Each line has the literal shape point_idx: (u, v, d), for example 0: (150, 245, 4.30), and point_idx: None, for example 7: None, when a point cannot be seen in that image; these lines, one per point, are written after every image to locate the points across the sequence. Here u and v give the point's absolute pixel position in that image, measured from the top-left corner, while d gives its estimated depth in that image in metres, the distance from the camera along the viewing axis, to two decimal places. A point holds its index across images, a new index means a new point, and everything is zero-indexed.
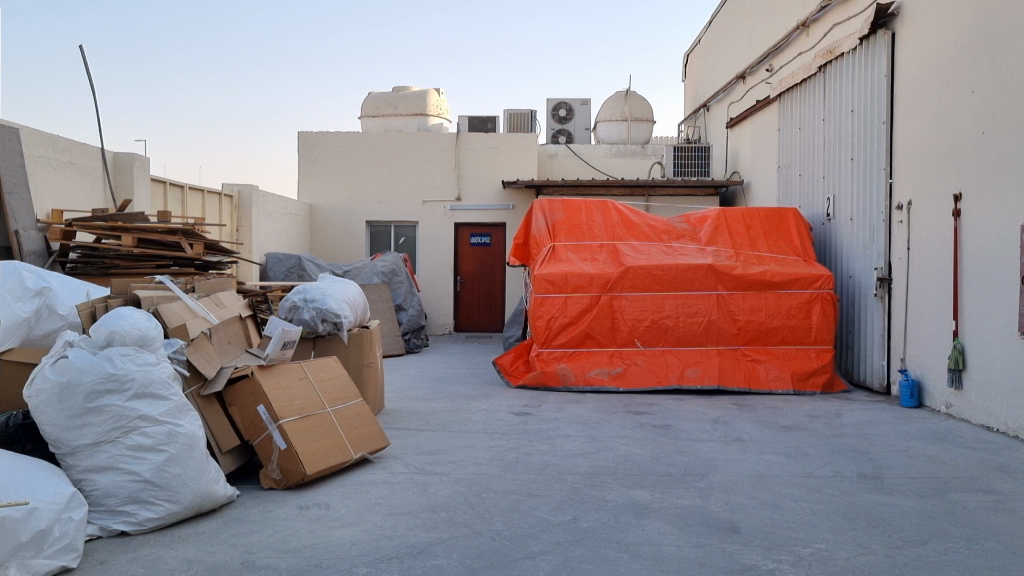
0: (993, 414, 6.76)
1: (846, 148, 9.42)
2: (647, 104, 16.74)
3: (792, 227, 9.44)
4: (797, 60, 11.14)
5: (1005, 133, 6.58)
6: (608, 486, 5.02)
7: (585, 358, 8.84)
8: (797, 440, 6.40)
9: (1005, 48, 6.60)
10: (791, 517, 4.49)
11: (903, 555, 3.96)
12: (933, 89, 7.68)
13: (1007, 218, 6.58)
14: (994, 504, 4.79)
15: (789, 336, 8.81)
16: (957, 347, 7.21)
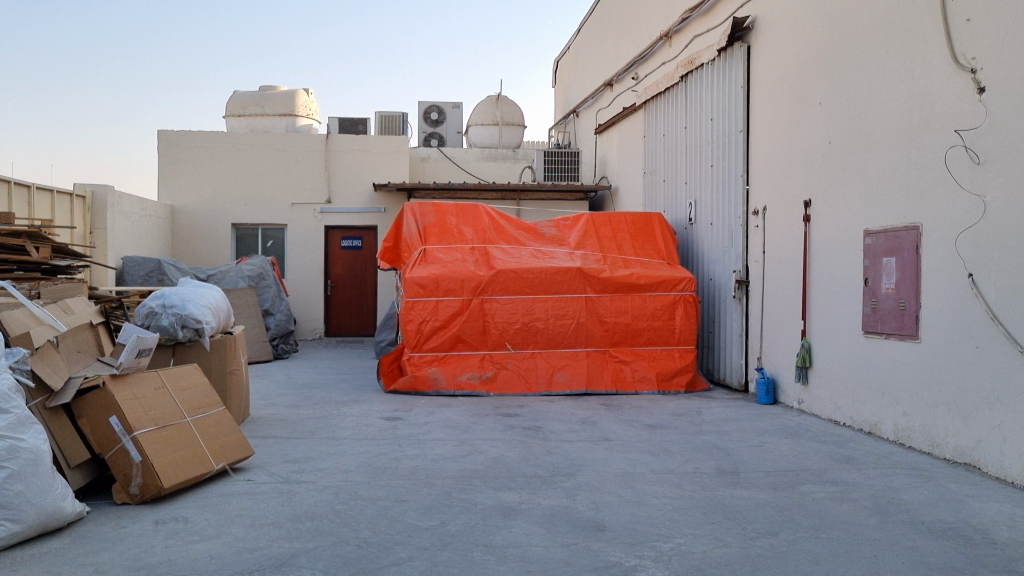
0: (840, 408, 7.18)
1: (706, 155, 9.80)
2: (517, 109, 16.92)
3: (656, 230, 9.76)
4: (660, 69, 11.49)
5: (851, 144, 6.98)
6: (477, 489, 5.04)
7: (456, 362, 8.84)
8: (660, 438, 6.60)
9: (850, 64, 7.01)
10: (653, 514, 4.62)
11: (757, 546, 4.14)
12: (786, 101, 8.09)
13: (851, 225, 7.00)
14: (839, 494, 5.07)
15: (654, 337, 9.09)
16: (805, 346, 7.64)
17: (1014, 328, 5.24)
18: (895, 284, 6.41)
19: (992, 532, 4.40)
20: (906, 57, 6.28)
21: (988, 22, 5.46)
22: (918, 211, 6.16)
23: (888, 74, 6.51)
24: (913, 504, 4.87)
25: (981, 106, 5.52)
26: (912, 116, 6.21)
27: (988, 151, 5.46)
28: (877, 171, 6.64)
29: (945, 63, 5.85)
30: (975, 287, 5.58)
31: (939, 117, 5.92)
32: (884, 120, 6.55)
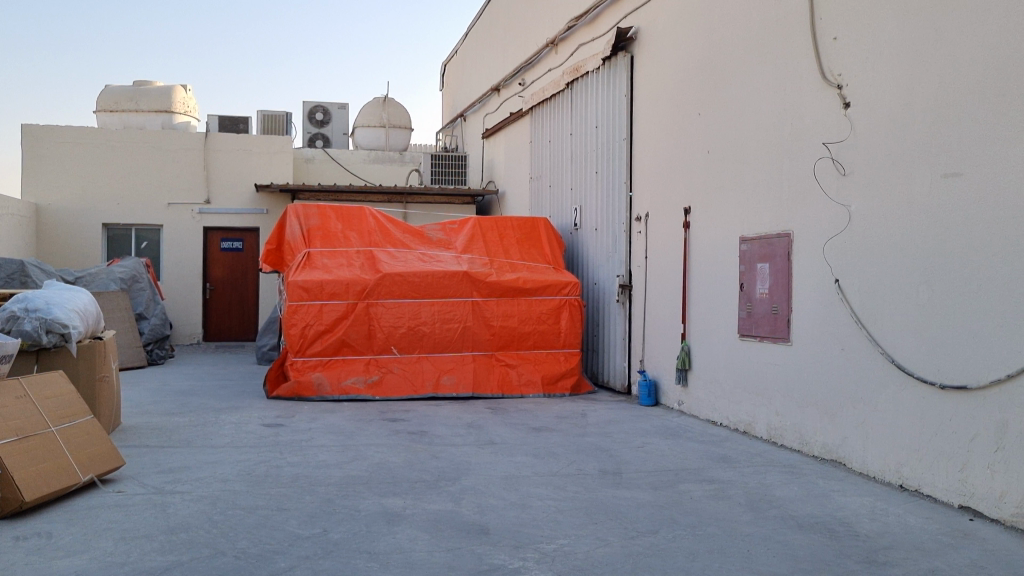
0: (718, 409, 7.42)
1: (591, 161, 9.98)
2: (404, 112, 16.83)
3: (543, 235, 9.86)
4: (546, 76, 11.64)
5: (728, 154, 7.24)
6: (361, 495, 4.97)
7: (341, 366, 8.70)
8: (545, 441, 6.67)
9: (727, 77, 7.27)
10: (537, 516, 4.66)
11: (637, 544, 4.23)
12: (667, 112, 8.32)
13: (728, 232, 7.25)
14: (716, 492, 5.25)
15: (540, 340, 9.18)
16: (685, 349, 7.86)
17: (875, 330, 5.54)
18: (768, 289, 6.67)
19: (856, 525, 4.64)
20: (779, 72, 6.56)
21: (853, 41, 5.76)
22: (789, 219, 6.43)
23: (761, 87, 6.79)
24: (784, 500, 5.08)
25: (847, 120, 5.82)
26: (784, 128, 6.49)
27: (852, 163, 5.76)
28: (752, 180, 6.90)
29: (814, 78, 6.14)
30: (841, 292, 5.87)
31: (809, 130, 6.20)
32: (758, 131, 6.82)
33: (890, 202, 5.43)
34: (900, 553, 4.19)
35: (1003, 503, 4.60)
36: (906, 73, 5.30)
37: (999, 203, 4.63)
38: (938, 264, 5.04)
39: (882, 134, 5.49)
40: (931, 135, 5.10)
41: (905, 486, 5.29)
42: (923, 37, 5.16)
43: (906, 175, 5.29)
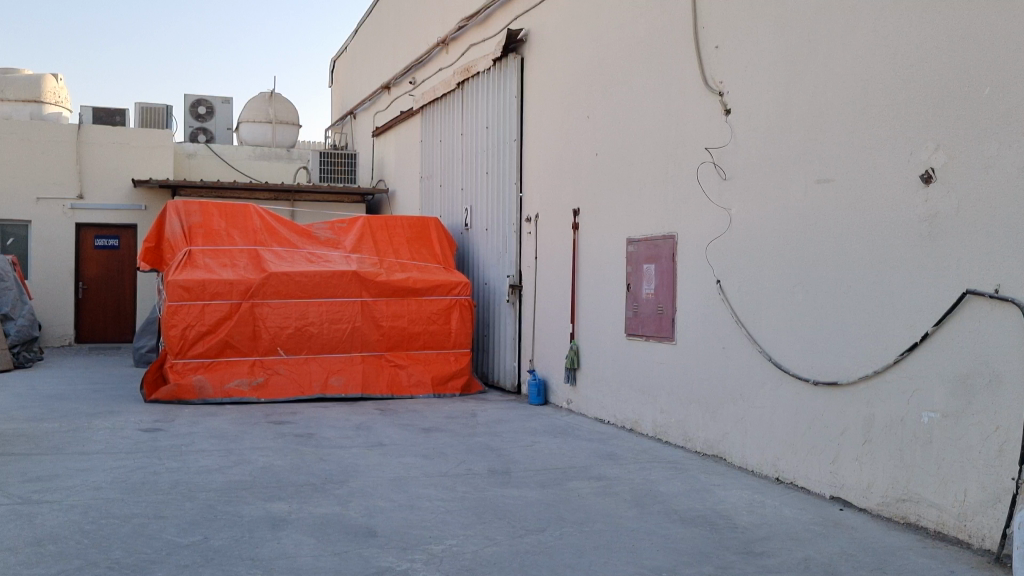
0: (605, 407, 7.55)
1: (482, 161, 10.01)
2: (292, 107, 16.49)
3: (433, 235, 9.82)
4: (437, 76, 11.61)
5: (616, 156, 7.38)
6: (244, 501, 4.83)
7: (224, 368, 8.45)
8: (434, 442, 6.64)
9: (615, 81, 7.41)
10: (426, 517, 4.64)
11: (525, 543, 4.26)
12: (556, 113, 8.42)
13: (615, 233, 7.40)
14: (602, 489, 5.34)
15: (431, 340, 9.14)
16: (573, 348, 7.97)
17: (754, 329, 5.75)
18: (654, 290, 6.83)
19: (735, 517, 4.80)
20: (664, 78, 6.72)
21: (734, 50, 5.96)
22: (674, 221, 6.60)
23: (647, 93, 6.95)
24: (668, 495, 5.21)
25: (727, 126, 6.02)
26: (669, 132, 6.66)
27: (733, 168, 5.96)
28: (639, 183, 7.06)
29: (697, 85, 6.33)
30: (722, 293, 6.06)
31: (692, 135, 6.39)
32: (644, 135, 6.98)
33: (767, 206, 5.64)
34: (776, 544, 4.35)
35: (870, 492, 4.86)
36: (782, 83, 5.52)
37: (868, 208, 4.87)
38: (812, 266, 5.28)
39: (760, 141, 5.71)
40: (805, 142, 5.33)
41: (781, 479, 5.51)
42: (798, 49, 5.38)
43: (782, 180, 5.51)
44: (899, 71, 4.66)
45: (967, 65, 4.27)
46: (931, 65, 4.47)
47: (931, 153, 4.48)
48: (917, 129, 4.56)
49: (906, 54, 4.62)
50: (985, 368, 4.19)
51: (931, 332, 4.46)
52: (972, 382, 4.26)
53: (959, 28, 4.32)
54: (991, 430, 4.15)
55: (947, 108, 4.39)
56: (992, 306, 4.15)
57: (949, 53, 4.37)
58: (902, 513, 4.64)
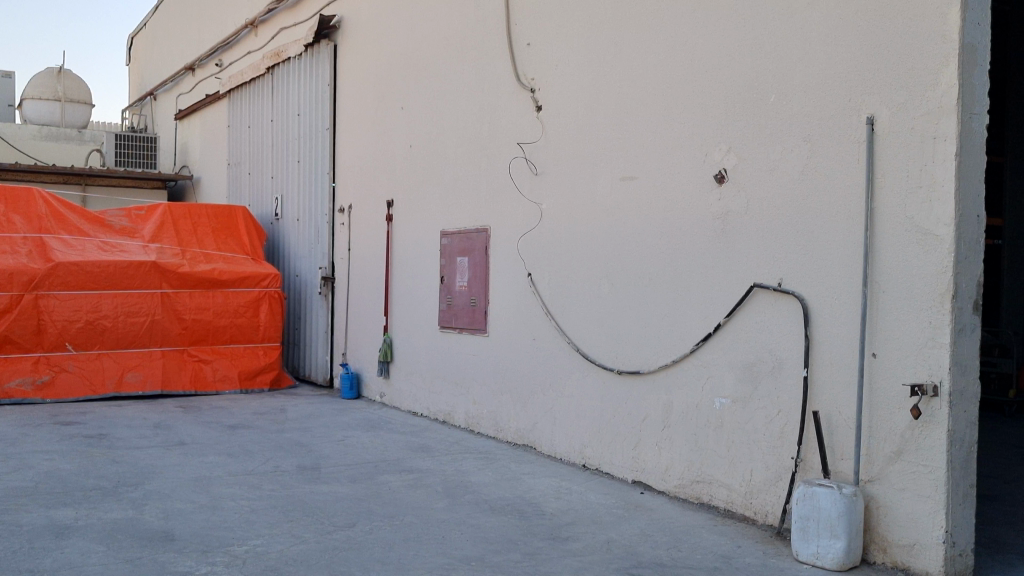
0: (418, 400, 7.55)
1: (293, 150, 9.73)
2: (83, 86, 15.37)
3: (241, 224, 9.42)
4: (245, 59, 11.16)
5: (430, 148, 7.38)
6: (24, 509, 4.46)
7: (3, 366, 7.77)
8: (240, 439, 6.40)
9: (428, 73, 7.40)
10: (229, 517, 4.46)
11: (333, 539, 4.18)
12: (369, 103, 8.31)
13: (429, 225, 7.40)
14: (413, 481, 5.33)
15: (237, 334, 8.81)
16: (387, 341, 7.90)
17: (562, 321, 5.91)
18: (467, 282, 6.88)
19: (542, 504, 4.92)
20: (478, 72, 6.78)
21: (544, 48, 6.10)
22: (486, 215, 6.68)
23: (461, 87, 6.99)
24: (478, 485, 5.27)
25: (538, 122, 6.15)
26: (482, 127, 6.73)
27: (543, 163, 6.10)
28: (452, 176, 7.08)
29: (509, 81, 6.42)
30: (533, 285, 6.19)
31: (505, 130, 6.48)
32: (458, 129, 7.02)
33: (575, 202, 5.82)
34: (580, 528, 4.50)
35: (668, 475, 5.12)
36: (590, 83, 5.70)
37: (667, 205, 5.12)
38: (616, 260, 5.49)
39: (569, 138, 5.87)
40: (610, 142, 5.53)
41: (587, 465, 5.71)
42: (605, 50, 5.58)
43: (590, 177, 5.70)
44: (697, 76, 4.93)
45: (756, 74, 4.58)
46: (725, 72, 4.76)
47: (723, 155, 4.77)
48: (712, 132, 4.84)
49: (703, 61, 4.89)
50: (770, 356, 4.52)
51: (723, 323, 4.76)
52: (758, 369, 4.58)
53: (749, 38, 4.62)
54: (774, 413, 4.48)
55: (737, 113, 4.69)
56: (776, 298, 4.47)
57: (740, 61, 4.67)
58: (697, 494, 4.92)
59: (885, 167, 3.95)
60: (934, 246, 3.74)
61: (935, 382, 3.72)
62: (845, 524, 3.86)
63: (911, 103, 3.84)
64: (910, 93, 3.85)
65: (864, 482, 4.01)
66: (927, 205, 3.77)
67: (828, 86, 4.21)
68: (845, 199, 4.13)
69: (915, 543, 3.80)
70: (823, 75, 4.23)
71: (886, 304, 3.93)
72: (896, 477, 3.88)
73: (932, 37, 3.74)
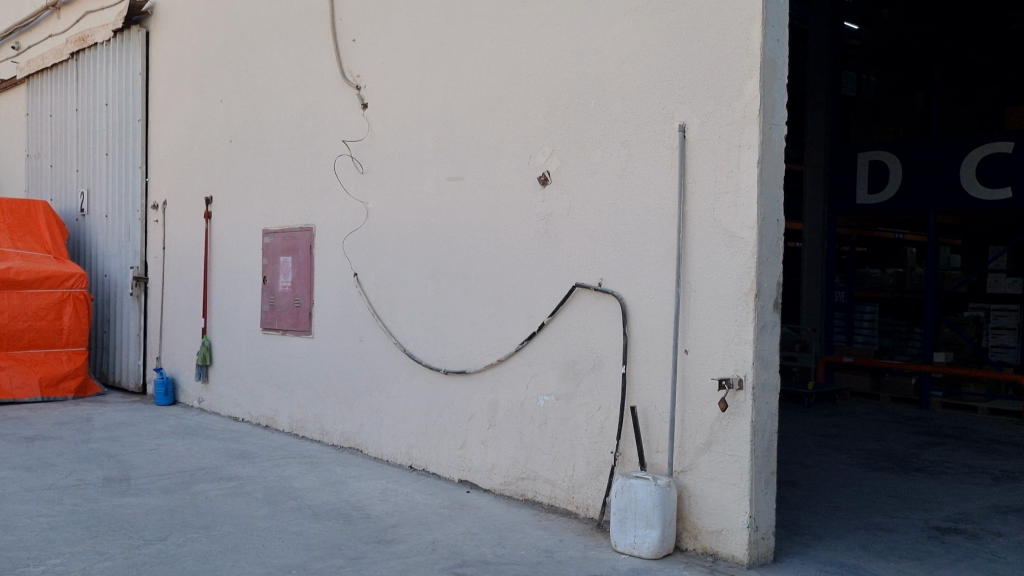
0: (239, 404, 7.28)
1: (101, 141, 9.14)
2: None
3: (41, 220, 8.76)
4: (46, 43, 10.39)
5: (250, 143, 7.13)
6: None
7: None
8: (39, 451, 5.94)
9: (249, 65, 7.15)
10: (24, 537, 4.12)
11: (143, 554, 3.96)
12: (186, 95, 7.93)
13: (250, 223, 7.14)
14: (232, 489, 5.12)
15: (37, 339, 8.19)
16: (205, 344, 7.56)
17: (389, 322, 5.86)
18: (291, 282, 6.69)
19: (368, 507, 4.85)
20: (301, 66, 6.61)
21: (369, 45, 6.02)
22: (311, 213, 6.52)
23: (284, 81, 6.79)
24: (301, 491, 5.13)
25: (364, 120, 6.06)
26: (306, 124, 6.57)
27: (369, 162, 6.02)
28: (275, 173, 6.87)
29: (334, 77, 6.30)
30: (359, 286, 6.10)
31: (330, 127, 6.35)
32: (280, 124, 6.82)
33: (401, 203, 5.78)
34: (405, 530, 4.48)
35: (494, 474, 5.17)
36: (416, 82, 5.68)
37: (492, 207, 5.18)
38: (442, 260, 5.49)
39: (395, 137, 5.82)
40: (437, 142, 5.53)
41: (415, 466, 5.69)
42: (430, 49, 5.57)
43: (416, 176, 5.67)
44: (520, 79, 5.01)
45: (577, 79, 4.70)
46: (547, 76, 4.86)
47: (546, 157, 4.87)
48: (535, 135, 4.93)
49: (526, 64, 4.97)
50: (591, 354, 4.65)
51: (547, 322, 4.85)
52: (580, 366, 4.70)
53: (570, 43, 4.74)
54: (595, 410, 4.62)
55: (559, 117, 4.80)
56: (597, 297, 4.61)
57: (561, 66, 4.78)
58: (521, 490, 5.00)
59: (695, 172, 4.15)
60: (739, 247, 3.96)
61: (740, 376, 3.94)
62: (660, 514, 4.03)
63: (718, 113, 4.06)
64: (718, 103, 4.06)
65: (678, 473, 4.20)
66: (733, 209, 3.99)
67: (644, 94, 4.38)
68: (659, 202, 4.31)
69: (723, 529, 4.01)
70: (639, 84, 4.41)
71: (698, 302, 4.13)
72: (706, 467, 4.09)
73: (737, 51, 3.97)
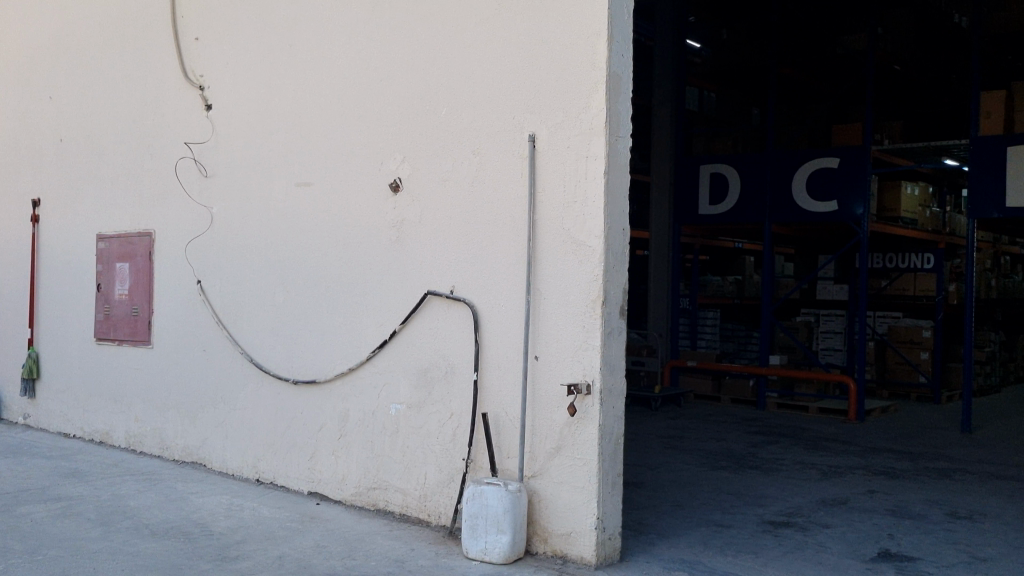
0: (70, 420, 6.86)
1: None
2: None
3: None
4: None
5: (83, 143, 6.74)
6: None
7: None
8: None
9: (81, 62, 6.76)
10: None
11: None
12: (10, 90, 7.42)
13: (83, 227, 6.75)
14: (61, 510, 4.81)
15: None
16: (32, 356, 7.08)
17: (235, 331, 5.66)
18: (128, 290, 6.36)
19: (210, 524, 4.67)
20: (139, 64, 6.32)
21: (213, 44, 5.81)
22: (150, 217, 6.23)
23: (120, 79, 6.47)
24: (138, 509, 4.88)
25: (207, 122, 5.85)
26: (144, 123, 6.27)
27: (213, 165, 5.80)
28: (110, 176, 6.52)
29: (175, 76, 6.05)
30: (202, 293, 5.86)
31: (170, 129, 6.09)
32: (116, 124, 6.48)
33: (247, 208, 5.61)
34: (250, 545, 4.33)
35: (344, 485, 5.08)
36: (262, 84, 5.52)
37: (342, 212, 5.10)
38: (291, 266, 5.36)
39: (241, 140, 5.64)
40: (285, 146, 5.40)
41: (261, 479, 5.51)
42: (277, 50, 5.44)
43: (263, 181, 5.52)
44: (370, 85, 4.95)
45: (428, 87, 4.70)
46: (397, 82, 4.83)
47: (398, 164, 4.84)
48: (386, 141, 4.89)
49: (376, 70, 4.93)
50: (443, 361, 4.64)
51: (398, 329, 4.81)
52: (431, 374, 4.69)
53: (421, 51, 4.73)
54: (446, 417, 4.61)
55: (410, 125, 4.78)
56: (449, 305, 4.61)
57: (412, 72, 4.77)
58: (372, 500, 4.94)
59: (544, 182, 4.23)
60: (587, 256, 4.06)
61: (588, 381, 4.03)
62: (511, 519, 4.07)
63: (566, 124, 4.15)
64: (566, 114, 4.15)
65: (528, 478, 4.26)
66: (581, 218, 4.09)
67: (494, 104, 4.43)
68: (510, 211, 4.36)
69: (572, 531, 4.09)
70: (489, 93, 4.45)
71: (547, 309, 4.20)
72: (555, 471, 4.16)
73: (583, 65, 4.07)
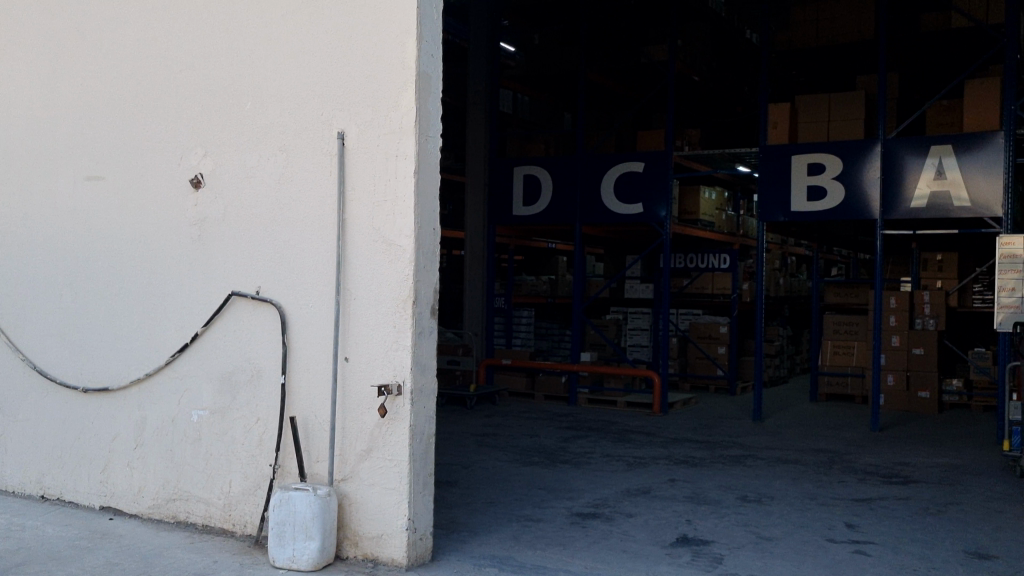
0: None
1: None
2: None
3: None
4: None
5: None
6: None
7: None
8: None
9: None
10: None
11: None
12: None
13: None
14: None
15: None
16: None
17: (17, 336, 5.22)
18: None
19: None
20: None
21: None
22: None
23: None
24: None
25: None
26: None
27: None
28: None
29: None
30: None
31: None
32: None
33: (30, 203, 5.18)
34: (33, 568, 4.00)
35: (141, 497, 4.79)
36: (48, 69, 5.12)
37: (137, 208, 4.81)
38: (80, 266, 5.00)
39: (23, 129, 5.21)
40: (73, 137, 5.03)
41: (46, 496, 5.11)
42: (63, 33, 5.06)
43: (49, 174, 5.12)
44: (168, 73, 4.70)
45: (230, 79, 4.51)
46: (198, 72, 4.61)
47: (200, 159, 4.61)
48: (186, 133, 4.65)
49: (175, 58, 4.68)
50: (248, 365, 4.47)
51: (200, 333, 4.59)
52: (236, 378, 4.51)
53: (224, 41, 4.53)
54: (252, 423, 4.45)
55: (212, 117, 4.57)
56: (255, 305, 4.44)
57: (213, 63, 4.56)
58: (172, 512, 4.69)
59: (353, 180, 4.16)
60: (397, 255, 4.03)
61: (399, 382, 4.01)
62: (319, 524, 3.97)
63: (375, 122, 4.10)
64: (375, 112, 4.10)
65: (338, 482, 4.17)
66: (391, 217, 4.05)
67: (301, 99, 4.31)
68: (317, 210, 4.26)
69: (382, 533, 4.05)
70: (296, 88, 4.33)
71: (357, 309, 4.14)
72: (366, 474, 4.10)
73: (392, 63, 4.04)
